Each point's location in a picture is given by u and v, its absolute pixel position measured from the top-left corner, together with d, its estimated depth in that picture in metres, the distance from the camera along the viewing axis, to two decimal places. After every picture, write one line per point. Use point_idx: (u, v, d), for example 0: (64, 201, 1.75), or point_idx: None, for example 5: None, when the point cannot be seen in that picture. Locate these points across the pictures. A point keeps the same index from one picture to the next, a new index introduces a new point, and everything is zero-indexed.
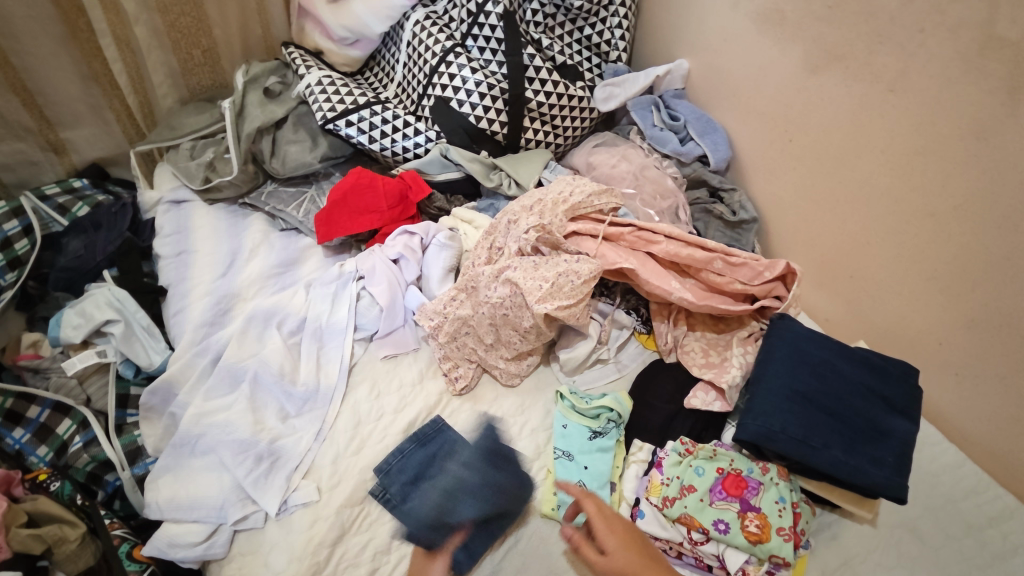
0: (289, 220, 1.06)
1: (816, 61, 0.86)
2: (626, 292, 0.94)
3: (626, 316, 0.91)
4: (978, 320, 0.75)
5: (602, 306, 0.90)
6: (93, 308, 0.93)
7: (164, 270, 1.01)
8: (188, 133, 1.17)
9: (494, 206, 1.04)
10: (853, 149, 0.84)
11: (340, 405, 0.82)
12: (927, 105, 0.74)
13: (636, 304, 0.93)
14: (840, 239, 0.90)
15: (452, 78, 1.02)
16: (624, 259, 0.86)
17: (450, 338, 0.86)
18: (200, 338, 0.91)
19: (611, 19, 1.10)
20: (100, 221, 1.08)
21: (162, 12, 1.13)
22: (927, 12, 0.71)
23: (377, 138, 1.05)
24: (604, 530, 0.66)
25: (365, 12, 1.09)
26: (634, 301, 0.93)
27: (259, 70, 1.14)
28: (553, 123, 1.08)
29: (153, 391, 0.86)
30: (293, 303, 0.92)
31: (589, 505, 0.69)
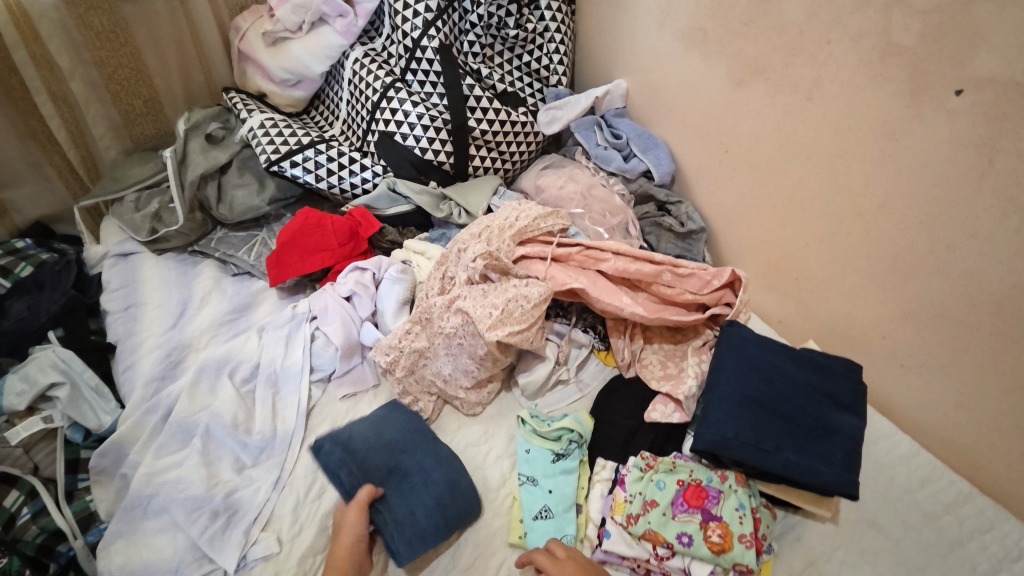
0: (241, 264, 1.05)
1: (740, 75, 0.89)
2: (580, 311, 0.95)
3: (582, 333, 0.92)
4: (915, 311, 0.78)
5: (559, 326, 0.91)
6: (36, 372, 0.89)
7: (112, 325, 0.99)
8: (132, 184, 1.15)
9: (446, 235, 1.04)
10: (783, 156, 0.87)
11: (299, 449, 0.81)
12: (843, 112, 0.77)
13: (592, 322, 0.94)
14: (783, 243, 0.92)
15: (395, 112, 1.02)
16: (573, 279, 0.87)
17: (409, 371, 0.85)
18: (150, 393, 0.88)
19: (548, 45, 1.13)
20: (44, 280, 1.04)
21: (99, 65, 1.12)
22: (831, 24, 0.75)
23: (324, 176, 1.04)
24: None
25: (305, 53, 1.10)
26: (592, 320, 0.94)
27: (201, 117, 1.13)
28: (498, 150, 1.09)
29: (102, 453, 0.83)
30: (245, 349, 0.90)
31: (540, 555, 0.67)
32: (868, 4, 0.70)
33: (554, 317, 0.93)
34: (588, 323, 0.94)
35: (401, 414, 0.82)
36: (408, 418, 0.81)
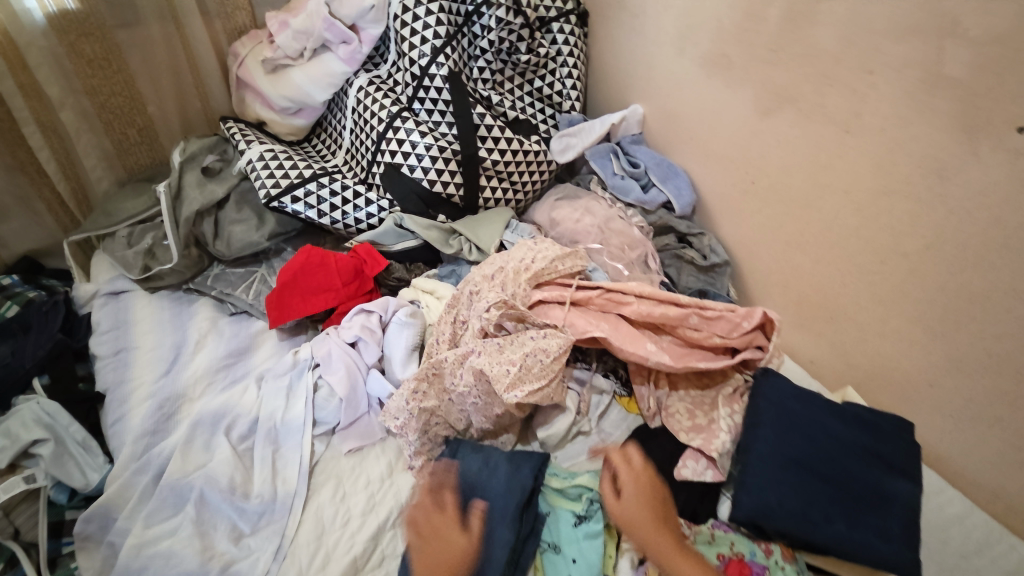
0: (238, 303, 0.99)
1: (768, 104, 0.84)
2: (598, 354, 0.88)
3: (602, 378, 0.86)
4: (966, 361, 0.71)
5: (580, 370, 0.86)
6: (19, 428, 0.83)
7: (101, 372, 0.93)
8: (124, 219, 1.09)
9: (457, 272, 0.98)
10: (816, 191, 0.81)
11: (302, 513, 0.75)
12: (884, 146, 0.71)
13: (613, 366, 0.88)
14: (816, 281, 0.86)
15: (401, 143, 0.97)
16: (594, 326, 0.81)
17: (420, 433, 0.77)
18: (141, 450, 0.82)
19: (560, 70, 1.09)
20: (30, 322, 0.98)
21: (90, 93, 1.07)
22: (872, 53, 0.69)
23: (327, 212, 0.99)
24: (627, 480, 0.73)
25: (305, 81, 1.05)
26: (613, 365, 0.88)
27: (197, 148, 1.08)
28: (510, 180, 1.04)
29: (88, 519, 0.76)
30: (243, 401, 0.84)
31: (631, 463, 0.76)
32: (916, 33, 0.65)
33: (576, 366, 0.86)
34: (610, 368, 0.88)
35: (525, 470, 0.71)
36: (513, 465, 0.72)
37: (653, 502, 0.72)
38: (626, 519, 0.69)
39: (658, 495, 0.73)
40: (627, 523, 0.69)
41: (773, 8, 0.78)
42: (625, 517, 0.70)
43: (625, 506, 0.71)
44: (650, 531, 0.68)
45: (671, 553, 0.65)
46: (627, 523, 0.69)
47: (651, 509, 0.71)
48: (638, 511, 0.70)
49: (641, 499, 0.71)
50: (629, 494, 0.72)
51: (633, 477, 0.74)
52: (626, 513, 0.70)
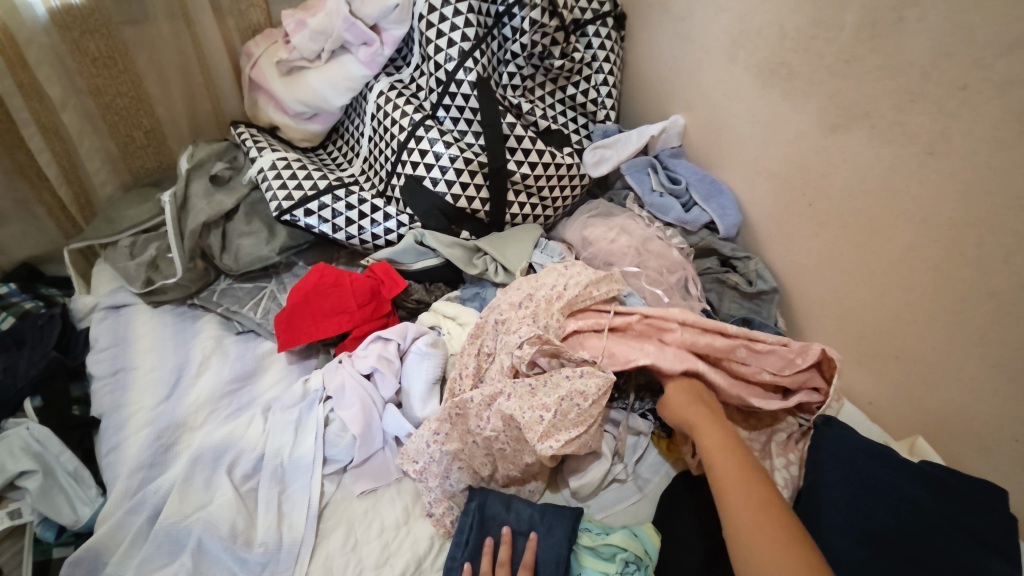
0: (245, 322, 0.93)
1: (834, 120, 0.76)
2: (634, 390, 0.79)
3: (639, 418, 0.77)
4: None
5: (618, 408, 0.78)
6: (5, 457, 0.76)
7: (97, 394, 0.86)
8: (127, 227, 1.03)
9: (481, 295, 0.91)
10: (887, 218, 0.73)
11: (309, 563, 0.68)
12: (976, 171, 0.62)
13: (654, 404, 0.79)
14: (881, 317, 0.77)
15: (424, 154, 0.89)
16: (640, 353, 0.73)
17: (442, 480, 0.70)
18: (136, 486, 0.75)
19: (596, 76, 1.02)
20: (24, 337, 0.92)
21: (95, 94, 1.01)
22: (968, 67, 0.61)
23: (342, 226, 0.92)
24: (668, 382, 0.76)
25: (322, 84, 0.98)
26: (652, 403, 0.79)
27: (205, 154, 1.01)
28: (540, 195, 0.96)
29: (75, 563, 0.69)
30: (248, 435, 0.77)
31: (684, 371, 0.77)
32: None
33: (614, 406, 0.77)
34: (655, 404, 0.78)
35: (562, 532, 0.66)
36: (549, 527, 0.67)
37: (696, 389, 0.72)
38: (669, 399, 0.72)
39: (704, 393, 0.72)
40: (669, 398, 0.72)
41: (848, 13, 0.71)
42: (669, 396, 0.72)
43: (670, 397, 0.72)
44: (687, 405, 0.70)
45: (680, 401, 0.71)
46: (668, 409, 0.71)
47: (695, 397, 0.71)
48: (680, 394, 0.71)
49: (685, 393, 0.71)
50: (673, 392, 0.72)
51: (679, 386, 0.72)
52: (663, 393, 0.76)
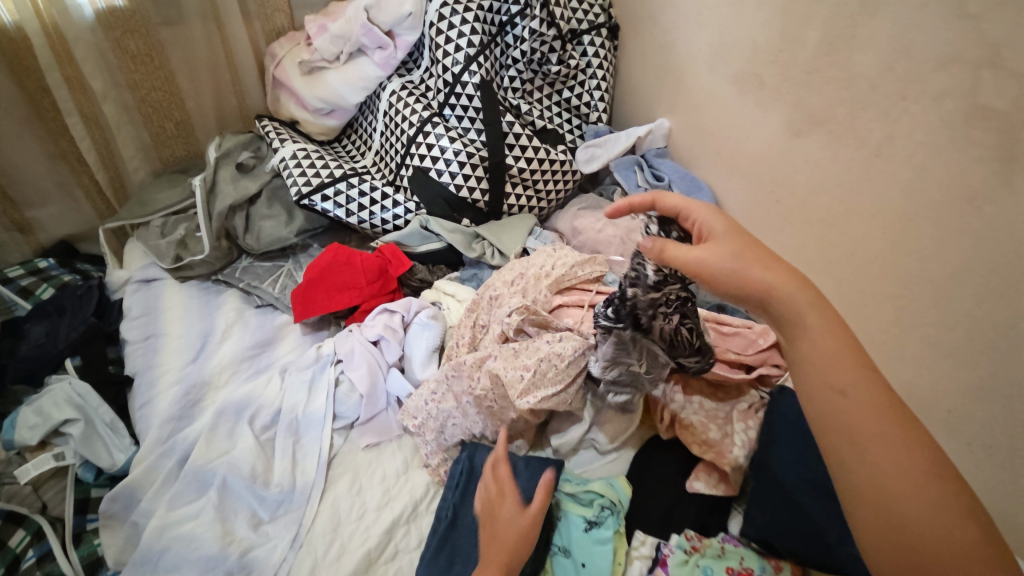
0: (264, 296, 1.02)
1: (799, 125, 0.85)
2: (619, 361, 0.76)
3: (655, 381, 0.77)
4: (988, 390, 0.69)
5: (605, 330, 0.75)
6: (51, 406, 0.87)
7: (131, 356, 0.96)
8: (159, 210, 1.13)
9: (478, 275, 1.00)
10: (842, 213, 0.82)
11: (319, 504, 0.77)
12: (915, 172, 0.71)
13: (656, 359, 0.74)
14: (836, 302, 0.86)
15: (430, 148, 0.99)
16: (711, 219, 0.64)
17: (437, 434, 0.80)
18: (166, 435, 0.85)
19: (590, 82, 1.11)
20: (64, 305, 1.03)
21: (132, 88, 1.11)
22: (908, 81, 0.69)
23: (355, 211, 1.01)
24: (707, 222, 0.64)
25: (340, 83, 1.08)
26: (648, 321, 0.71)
27: (232, 144, 1.11)
28: (535, 188, 1.05)
29: (114, 498, 0.80)
30: (267, 391, 0.86)
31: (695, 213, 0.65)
32: (955, 63, 0.64)
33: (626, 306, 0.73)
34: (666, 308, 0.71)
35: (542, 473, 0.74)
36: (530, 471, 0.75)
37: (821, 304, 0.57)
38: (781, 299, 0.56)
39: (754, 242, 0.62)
40: (787, 306, 0.56)
41: (811, 30, 0.79)
42: (774, 293, 0.56)
43: (682, 253, 0.61)
44: (827, 332, 0.55)
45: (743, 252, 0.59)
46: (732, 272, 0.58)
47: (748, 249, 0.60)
48: (784, 277, 0.57)
49: (734, 238, 0.61)
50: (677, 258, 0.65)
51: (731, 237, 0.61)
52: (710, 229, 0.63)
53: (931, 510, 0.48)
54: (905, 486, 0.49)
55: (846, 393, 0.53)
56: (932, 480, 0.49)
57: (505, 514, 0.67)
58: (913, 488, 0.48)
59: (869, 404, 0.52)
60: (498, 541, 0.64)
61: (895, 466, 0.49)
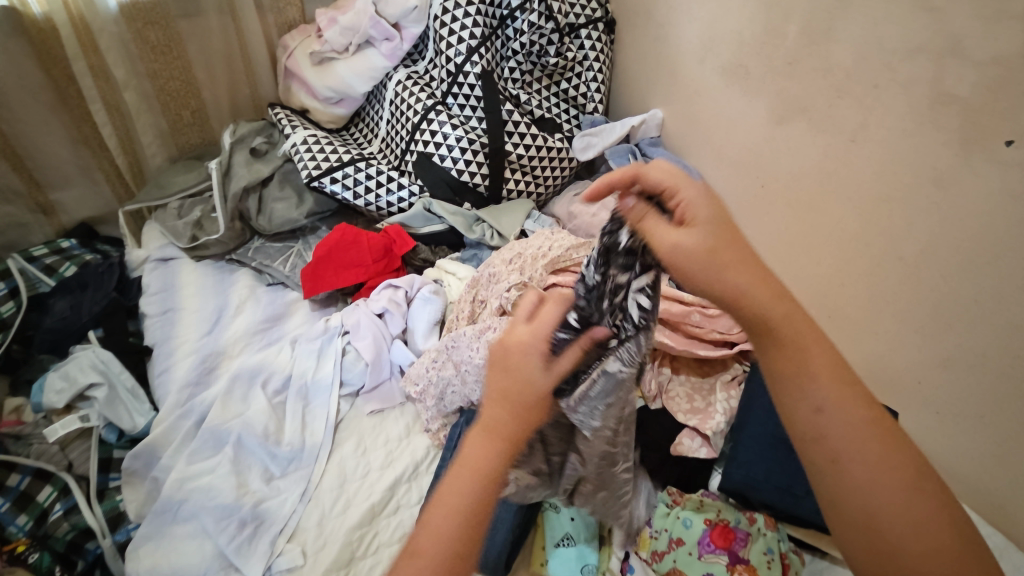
0: (275, 274, 1.08)
1: (781, 113, 0.90)
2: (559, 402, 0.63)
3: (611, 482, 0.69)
4: (953, 359, 0.75)
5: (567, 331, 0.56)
6: (76, 371, 0.93)
7: (149, 328, 1.02)
8: (176, 192, 1.19)
9: (478, 256, 1.05)
10: (822, 195, 0.86)
11: (326, 463, 0.82)
12: (885, 155, 0.76)
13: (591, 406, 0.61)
14: (815, 281, 0.91)
15: (434, 134, 1.05)
16: (698, 202, 0.52)
17: (437, 401, 0.84)
18: (184, 398, 0.91)
19: (586, 73, 1.17)
20: (87, 281, 1.08)
21: (151, 76, 1.17)
22: (880, 69, 0.74)
23: (362, 194, 1.07)
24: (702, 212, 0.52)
25: (348, 73, 1.13)
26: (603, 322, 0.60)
27: (246, 130, 1.17)
28: (533, 174, 1.11)
29: (136, 455, 0.85)
30: (278, 360, 0.92)
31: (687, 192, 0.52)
32: (921, 52, 0.69)
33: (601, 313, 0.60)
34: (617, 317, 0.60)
35: None
36: None
37: (794, 302, 0.52)
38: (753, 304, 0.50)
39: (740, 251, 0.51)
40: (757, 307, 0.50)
41: (792, 24, 0.84)
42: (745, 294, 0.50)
43: (657, 236, 0.52)
44: (806, 341, 0.51)
45: (717, 253, 0.50)
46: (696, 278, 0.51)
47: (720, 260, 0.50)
48: (750, 274, 0.51)
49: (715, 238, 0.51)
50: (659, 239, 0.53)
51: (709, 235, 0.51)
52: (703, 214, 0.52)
53: (921, 532, 0.46)
54: (894, 507, 0.46)
55: (826, 411, 0.50)
56: (897, 482, 0.47)
57: (531, 373, 0.49)
58: (879, 492, 0.47)
59: (846, 413, 0.49)
60: (510, 405, 0.49)
61: (867, 483, 0.47)
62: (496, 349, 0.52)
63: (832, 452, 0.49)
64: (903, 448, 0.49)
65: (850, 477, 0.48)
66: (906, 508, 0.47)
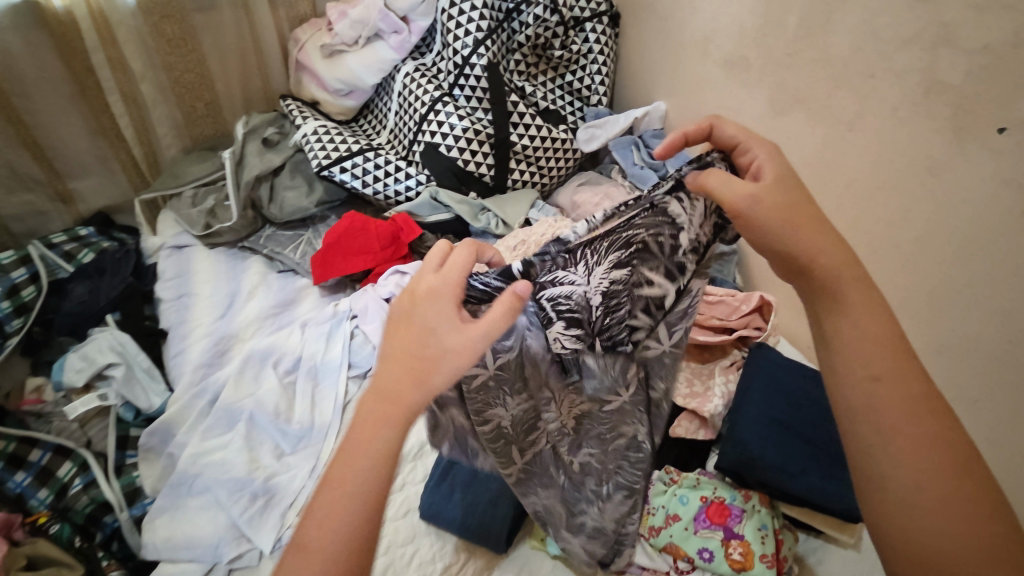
0: (286, 261, 1.11)
1: (781, 104, 0.91)
2: (500, 380, 0.62)
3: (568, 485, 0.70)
4: (947, 345, 0.77)
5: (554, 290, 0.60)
6: (95, 351, 0.97)
7: (165, 312, 1.06)
8: (190, 181, 1.22)
9: (484, 244, 1.06)
10: (820, 184, 0.88)
11: (335, 441, 0.85)
12: (881, 144, 0.78)
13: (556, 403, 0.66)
14: None
15: (441, 125, 1.07)
16: (769, 160, 0.57)
17: None
18: (198, 378, 0.94)
19: (590, 66, 1.19)
20: (104, 267, 1.11)
21: (167, 69, 1.20)
22: (876, 59, 0.75)
23: (370, 182, 1.10)
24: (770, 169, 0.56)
25: (358, 65, 1.16)
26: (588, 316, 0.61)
27: (258, 121, 1.21)
28: (538, 164, 1.13)
29: (152, 432, 0.89)
30: (289, 342, 0.95)
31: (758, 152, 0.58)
32: (915, 42, 0.71)
33: (543, 277, 0.59)
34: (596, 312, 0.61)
35: None
36: None
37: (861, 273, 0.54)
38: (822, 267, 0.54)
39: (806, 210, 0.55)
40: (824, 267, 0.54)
41: (791, 16, 0.86)
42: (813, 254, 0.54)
43: (725, 189, 0.54)
44: (865, 317, 0.53)
45: (789, 205, 0.54)
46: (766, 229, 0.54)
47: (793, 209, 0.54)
48: (825, 236, 0.54)
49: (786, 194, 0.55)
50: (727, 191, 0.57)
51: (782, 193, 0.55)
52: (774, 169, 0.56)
53: (952, 528, 0.46)
54: (923, 493, 0.48)
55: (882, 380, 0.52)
56: (932, 466, 0.49)
57: (428, 331, 0.51)
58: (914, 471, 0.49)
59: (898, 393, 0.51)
60: (406, 357, 0.51)
61: (906, 459, 0.49)
62: (400, 296, 0.54)
63: (880, 427, 0.50)
64: (949, 442, 0.49)
65: (882, 455, 0.50)
66: (939, 498, 0.47)
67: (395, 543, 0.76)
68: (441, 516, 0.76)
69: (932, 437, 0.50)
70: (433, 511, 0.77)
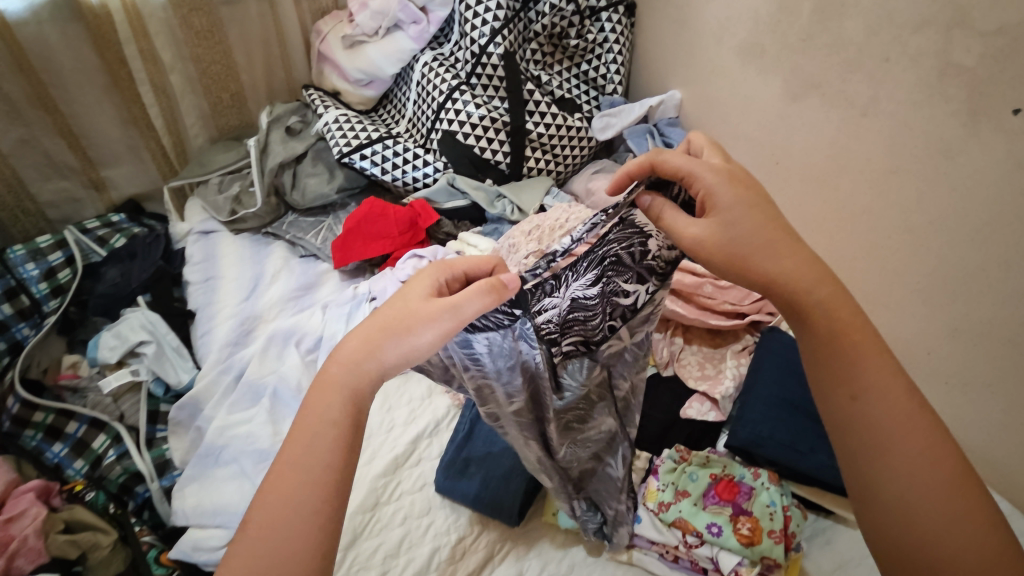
0: (308, 246, 1.14)
1: (796, 90, 0.92)
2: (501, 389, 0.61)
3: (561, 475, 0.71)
4: (961, 329, 0.77)
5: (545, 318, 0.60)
6: (127, 329, 1.01)
7: (193, 295, 1.10)
8: (217, 169, 1.26)
9: (499, 229, 1.08)
10: (835, 169, 0.88)
11: None
12: (895, 128, 0.78)
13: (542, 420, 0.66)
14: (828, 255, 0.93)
15: (458, 113, 1.09)
16: (717, 188, 0.54)
17: None
18: (224, 356, 0.98)
19: (606, 55, 1.20)
20: (135, 250, 1.16)
21: (195, 61, 1.24)
22: (891, 42, 0.76)
23: (389, 170, 1.13)
24: (726, 194, 0.54)
25: (378, 55, 1.19)
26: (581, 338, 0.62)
27: (282, 111, 1.24)
28: (553, 152, 1.15)
29: (181, 407, 0.93)
30: (310, 322, 0.98)
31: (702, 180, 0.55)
32: (930, 25, 0.71)
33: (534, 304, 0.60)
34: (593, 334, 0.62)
35: None
36: None
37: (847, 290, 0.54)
38: (789, 287, 0.53)
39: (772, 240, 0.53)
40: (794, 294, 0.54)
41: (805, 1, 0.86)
42: (784, 279, 0.53)
43: (679, 227, 0.56)
44: (867, 347, 0.53)
45: (753, 239, 0.53)
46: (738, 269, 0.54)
47: (757, 245, 0.53)
48: (790, 257, 0.54)
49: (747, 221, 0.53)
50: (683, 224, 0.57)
51: (742, 221, 0.53)
52: (725, 200, 0.54)
53: (955, 540, 0.47)
54: (925, 503, 0.48)
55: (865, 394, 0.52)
56: (930, 468, 0.49)
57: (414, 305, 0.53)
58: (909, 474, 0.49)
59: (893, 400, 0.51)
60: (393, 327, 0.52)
61: (911, 465, 0.49)
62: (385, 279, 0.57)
63: (876, 442, 0.50)
64: (944, 447, 0.50)
65: (883, 463, 0.50)
66: (933, 509, 0.48)
67: (411, 515, 0.78)
68: (457, 489, 0.79)
69: (926, 453, 0.49)
70: (449, 484, 0.79)
